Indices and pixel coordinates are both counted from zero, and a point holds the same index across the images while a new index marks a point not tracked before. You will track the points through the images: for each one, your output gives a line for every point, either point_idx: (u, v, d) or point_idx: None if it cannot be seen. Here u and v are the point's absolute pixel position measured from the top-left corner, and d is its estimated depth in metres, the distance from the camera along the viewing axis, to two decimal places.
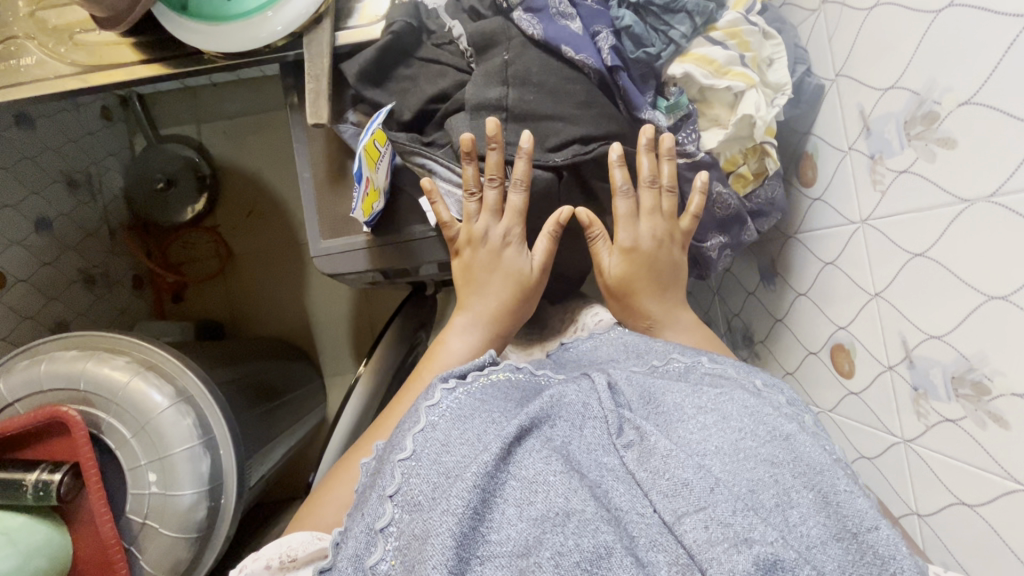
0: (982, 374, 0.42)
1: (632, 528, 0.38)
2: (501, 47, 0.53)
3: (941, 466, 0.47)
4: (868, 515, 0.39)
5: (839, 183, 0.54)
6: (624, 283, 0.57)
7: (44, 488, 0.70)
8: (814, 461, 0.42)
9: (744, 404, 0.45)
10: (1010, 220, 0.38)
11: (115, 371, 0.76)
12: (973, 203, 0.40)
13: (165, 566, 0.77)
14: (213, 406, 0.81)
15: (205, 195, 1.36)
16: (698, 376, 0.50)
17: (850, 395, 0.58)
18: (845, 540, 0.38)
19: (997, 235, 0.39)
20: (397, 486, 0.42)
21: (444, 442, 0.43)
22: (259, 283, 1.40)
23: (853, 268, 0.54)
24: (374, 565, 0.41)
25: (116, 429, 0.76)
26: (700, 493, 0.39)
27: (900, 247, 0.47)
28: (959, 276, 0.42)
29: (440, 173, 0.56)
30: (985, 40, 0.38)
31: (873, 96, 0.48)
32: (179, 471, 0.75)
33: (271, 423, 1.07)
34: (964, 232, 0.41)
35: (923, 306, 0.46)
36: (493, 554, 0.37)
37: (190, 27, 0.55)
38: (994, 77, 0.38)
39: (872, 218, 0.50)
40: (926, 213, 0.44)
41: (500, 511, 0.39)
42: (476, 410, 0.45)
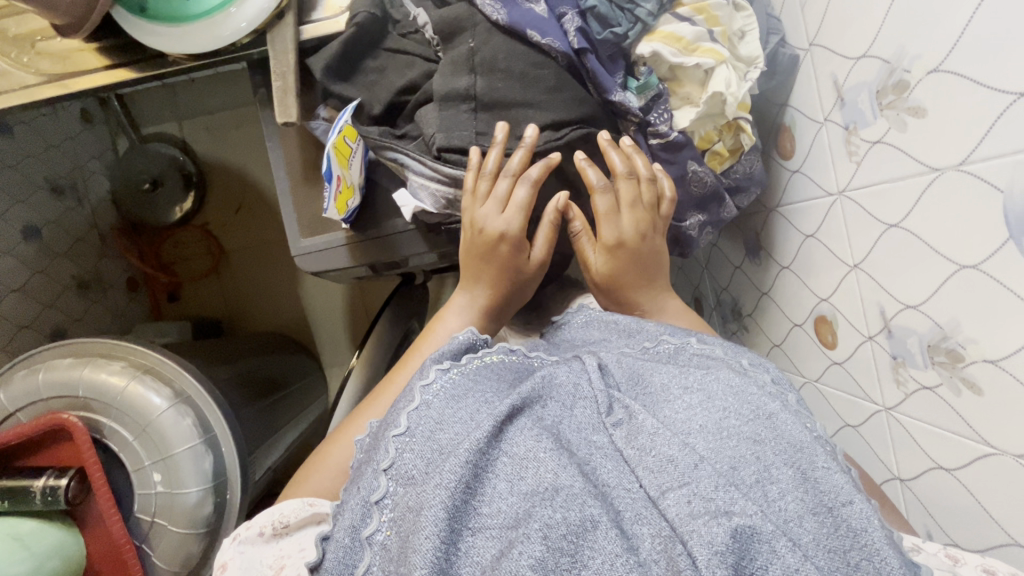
0: (956, 342, 0.42)
1: (618, 502, 0.40)
2: (467, 34, 0.51)
3: (920, 433, 0.48)
4: (844, 488, 0.40)
5: (815, 154, 0.53)
6: (611, 274, 0.58)
7: (52, 493, 0.72)
8: (795, 438, 0.43)
9: (728, 384, 0.46)
10: (980, 189, 0.38)
11: (112, 376, 0.78)
12: (943, 172, 0.40)
13: (177, 561, 0.79)
14: (213, 406, 0.82)
15: (192, 192, 1.35)
16: (687, 357, 0.51)
17: (834, 365, 0.58)
18: (820, 514, 0.39)
19: (969, 204, 0.39)
20: (391, 460, 0.44)
21: (439, 420, 0.44)
22: (253, 279, 1.40)
23: (832, 239, 0.54)
24: (370, 535, 0.43)
25: (117, 432, 0.77)
26: (685, 469, 0.40)
27: (875, 218, 0.47)
28: (932, 246, 0.42)
29: (413, 166, 0.53)
30: (949, 6, 0.37)
31: (846, 66, 0.47)
32: (184, 470, 0.77)
33: (274, 415, 1.09)
34: (936, 201, 0.41)
35: (899, 276, 0.46)
36: (484, 526, 0.39)
37: (150, 27, 0.54)
38: (960, 45, 0.37)
39: (849, 189, 0.50)
40: (901, 183, 0.44)
41: (491, 485, 0.40)
42: (469, 391, 0.46)
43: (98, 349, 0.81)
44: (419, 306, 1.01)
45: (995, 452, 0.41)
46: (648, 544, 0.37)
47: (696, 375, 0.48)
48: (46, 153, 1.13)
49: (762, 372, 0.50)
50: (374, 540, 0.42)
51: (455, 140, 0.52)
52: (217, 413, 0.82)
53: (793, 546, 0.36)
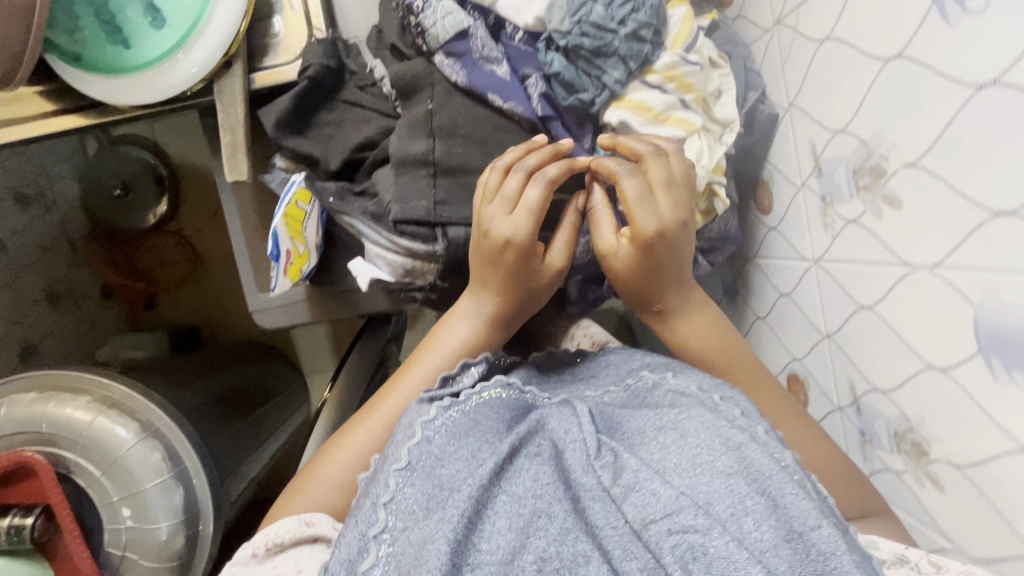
0: (921, 438, 0.42)
1: (605, 539, 0.39)
2: (425, 93, 0.50)
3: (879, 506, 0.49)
4: (812, 514, 0.39)
5: (794, 219, 0.52)
6: (636, 277, 0.51)
7: (18, 534, 0.72)
8: (761, 467, 0.41)
9: (700, 421, 0.45)
10: (949, 296, 0.37)
11: (77, 411, 0.76)
12: (917, 270, 0.39)
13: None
14: (182, 438, 0.81)
15: (166, 197, 1.31)
16: (660, 394, 0.51)
17: None
18: (792, 540, 0.38)
19: (939, 307, 0.38)
20: (391, 494, 0.43)
21: (438, 460, 0.45)
22: (231, 286, 1.38)
23: (807, 306, 0.53)
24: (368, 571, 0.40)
25: (84, 468, 0.76)
26: (671, 499, 0.39)
27: (850, 296, 0.47)
28: (904, 340, 0.42)
29: (366, 234, 0.51)
30: (934, 104, 0.36)
31: (824, 136, 0.46)
32: (152, 505, 0.76)
33: (257, 429, 1.08)
34: (906, 297, 0.41)
35: (871, 358, 0.46)
36: (482, 562, 0.38)
37: (91, 77, 0.57)
38: (937, 144, 0.36)
39: (824, 260, 0.49)
40: (876, 270, 0.43)
41: (490, 521, 0.40)
42: (471, 429, 0.47)
43: (61, 383, 0.79)
44: (395, 329, 1.00)
45: (949, 544, 0.43)
46: None
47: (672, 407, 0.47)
48: (12, 161, 1.09)
49: (732, 406, 0.48)
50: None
51: (409, 212, 0.48)
52: (187, 446, 0.81)
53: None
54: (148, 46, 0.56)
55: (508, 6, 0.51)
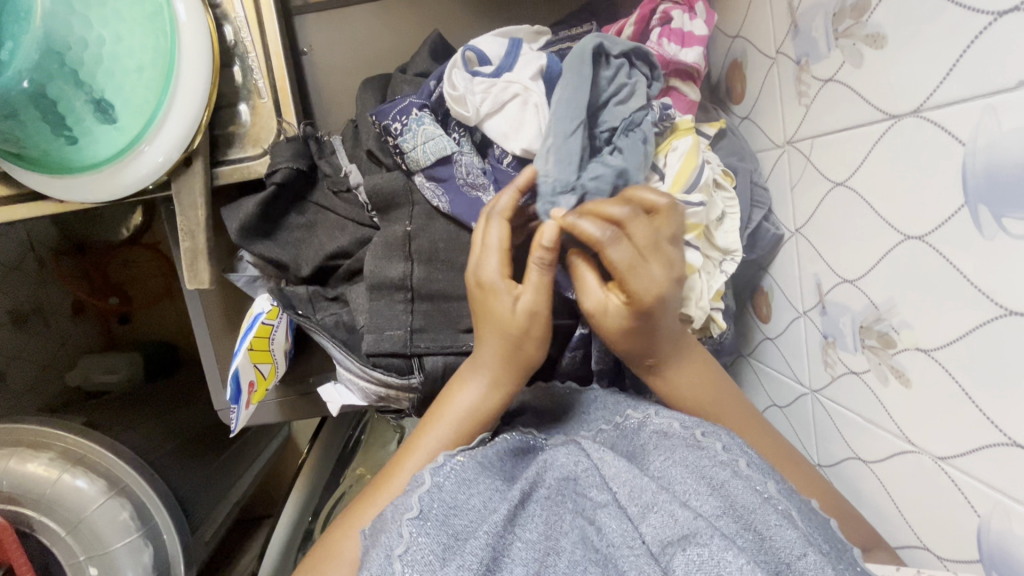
0: None
1: (622, 562, 0.40)
2: (404, 211, 0.55)
3: None
4: (794, 541, 0.40)
5: (792, 338, 0.60)
6: (629, 333, 0.50)
7: None
8: (745, 502, 0.43)
9: (685, 462, 0.46)
10: (946, 487, 0.43)
11: (39, 469, 0.73)
12: (919, 453, 0.45)
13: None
14: (152, 494, 0.79)
15: (141, 211, 1.24)
16: (646, 436, 0.51)
17: None
18: (780, 572, 0.38)
19: (930, 490, 0.44)
20: (406, 546, 0.41)
21: (449, 508, 0.44)
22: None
23: (802, 430, 0.61)
24: None
25: (49, 527, 0.73)
26: (685, 522, 0.41)
27: (849, 446, 0.53)
28: (900, 515, 0.48)
29: (338, 358, 0.57)
30: (961, 307, 0.40)
31: (833, 279, 0.53)
32: (120, 566, 0.74)
33: (237, 460, 1.08)
34: (903, 469, 0.47)
35: (867, 518, 0.53)
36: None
37: (38, 174, 0.59)
38: (956, 344, 0.40)
39: (822, 393, 0.56)
40: (877, 432, 0.50)
41: (510, 573, 0.40)
42: (479, 475, 0.47)
43: (23, 437, 0.75)
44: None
45: None
46: None
47: (660, 450, 0.48)
48: None
49: (716, 441, 0.49)
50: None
51: (383, 344, 0.53)
52: (157, 502, 0.79)
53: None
54: (92, 149, 0.58)
55: (497, 131, 0.54)
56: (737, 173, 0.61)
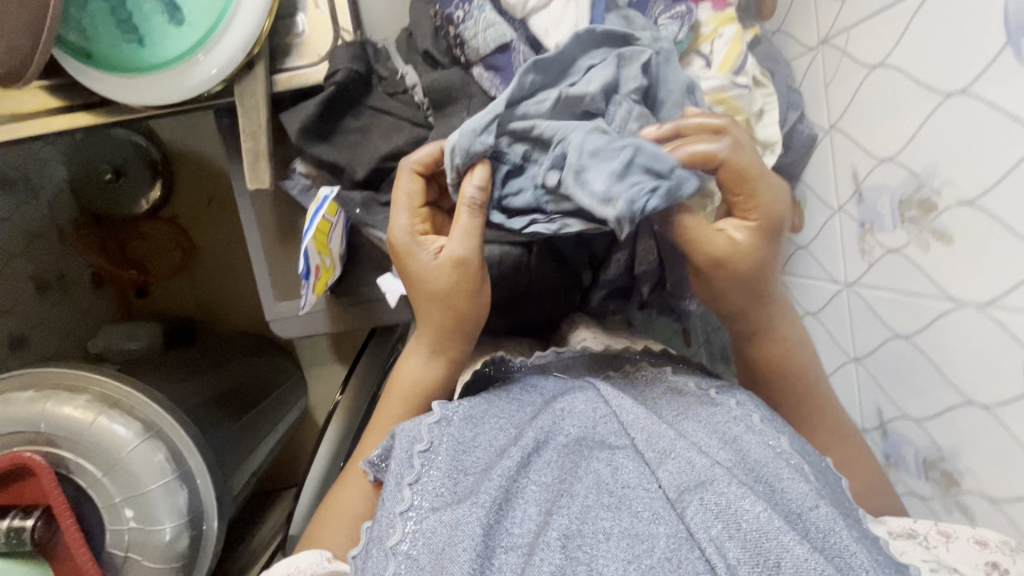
0: (953, 468, 0.52)
1: (637, 502, 0.46)
2: (462, 104, 0.59)
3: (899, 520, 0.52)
4: (806, 494, 0.46)
5: (824, 240, 0.62)
6: (751, 261, 0.54)
7: (17, 535, 0.70)
8: (757, 458, 0.49)
9: (699, 422, 0.53)
10: (994, 329, 0.46)
11: (75, 411, 0.74)
12: (963, 305, 0.48)
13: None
14: (185, 438, 0.80)
15: (160, 183, 1.27)
16: (662, 395, 0.58)
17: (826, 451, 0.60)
18: (792, 520, 0.45)
19: (982, 341, 0.47)
20: (416, 476, 0.50)
21: (461, 451, 0.52)
22: (228, 277, 1.35)
23: (835, 325, 0.63)
24: (396, 545, 0.48)
25: (85, 470, 0.74)
26: (703, 470, 0.47)
27: (887, 325, 0.57)
28: (946, 378, 0.51)
29: (399, 246, 0.60)
30: (1008, 144, 0.43)
31: (869, 163, 0.56)
32: (157, 507, 0.75)
33: (260, 423, 1.09)
34: (945, 328, 0.50)
35: (909, 392, 0.56)
36: (514, 543, 0.45)
37: (100, 74, 0.60)
38: (997, 188, 0.44)
39: (858, 283, 0.60)
40: (918, 300, 0.53)
41: (521, 509, 0.47)
42: (486, 414, 0.56)
43: (59, 381, 0.76)
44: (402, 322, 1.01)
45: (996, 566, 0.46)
46: (665, 540, 0.43)
47: (673, 408, 0.56)
48: None
49: (729, 398, 0.57)
50: (399, 550, 0.47)
51: None
52: (191, 446, 0.80)
53: (797, 536, 0.42)
54: (163, 48, 0.60)
55: (540, 26, 0.56)
56: (774, 77, 0.64)
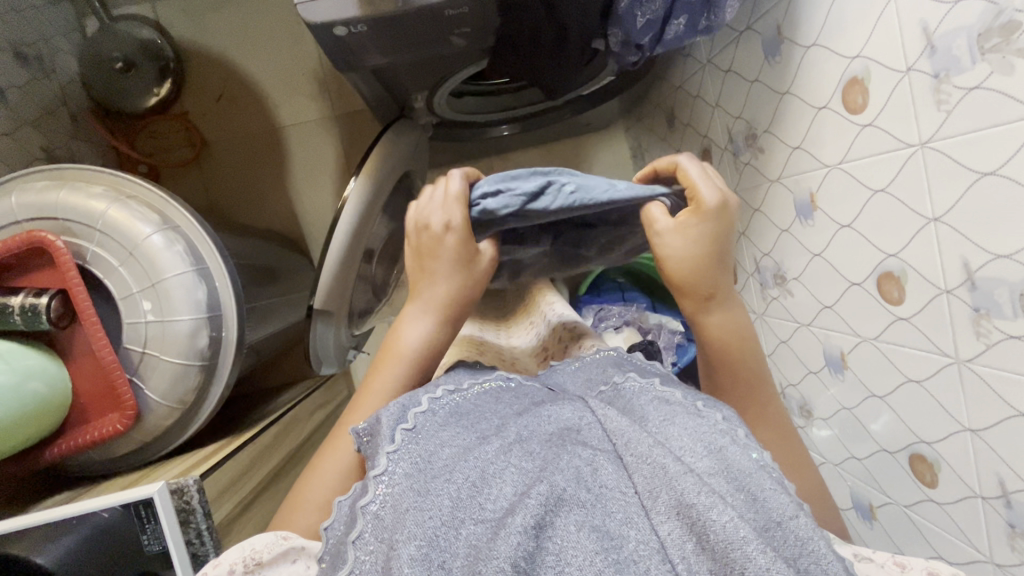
0: (989, 324, 0.59)
1: (612, 505, 0.42)
2: None
3: (996, 379, 0.60)
4: (788, 505, 0.44)
5: (896, 103, 0.64)
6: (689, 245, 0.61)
7: (33, 311, 0.71)
8: (742, 467, 0.47)
9: (685, 427, 0.50)
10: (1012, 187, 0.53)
11: (92, 200, 0.76)
12: (987, 175, 0.55)
13: (174, 397, 0.80)
14: (203, 238, 0.82)
15: (169, 80, 1.28)
16: (646, 400, 0.55)
17: (898, 320, 0.71)
18: (770, 529, 0.42)
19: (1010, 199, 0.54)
20: (396, 445, 0.49)
21: (437, 441, 0.49)
22: (238, 177, 1.35)
23: (910, 195, 0.65)
24: (364, 504, 0.47)
25: (102, 258, 0.76)
26: (675, 474, 0.43)
27: (969, 168, 0.57)
28: (978, 241, 0.58)
29: None
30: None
31: (939, 14, 0.57)
32: (175, 298, 0.76)
33: (269, 281, 1.09)
34: (998, 188, 0.55)
35: (990, 231, 0.57)
36: (484, 517, 0.42)
37: None
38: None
39: (932, 141, 0.61)
40: (995, 133, 0.54)
41: (497, 484, 0.44)
42: (472, 411, 0.54)
43: (80, 179, 0.80)
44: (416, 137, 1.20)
45: None
46: (632, 545, 0.40)
47: (661, 412, 0.53)
48: (13, 11, 1.00)
49: (715, 412, 0.53)
50: (367, 509, 0.47)
51: None
52: (209, 250, 0.82)
53: (763, 549, 0.39)
54: None
55: None
56: None
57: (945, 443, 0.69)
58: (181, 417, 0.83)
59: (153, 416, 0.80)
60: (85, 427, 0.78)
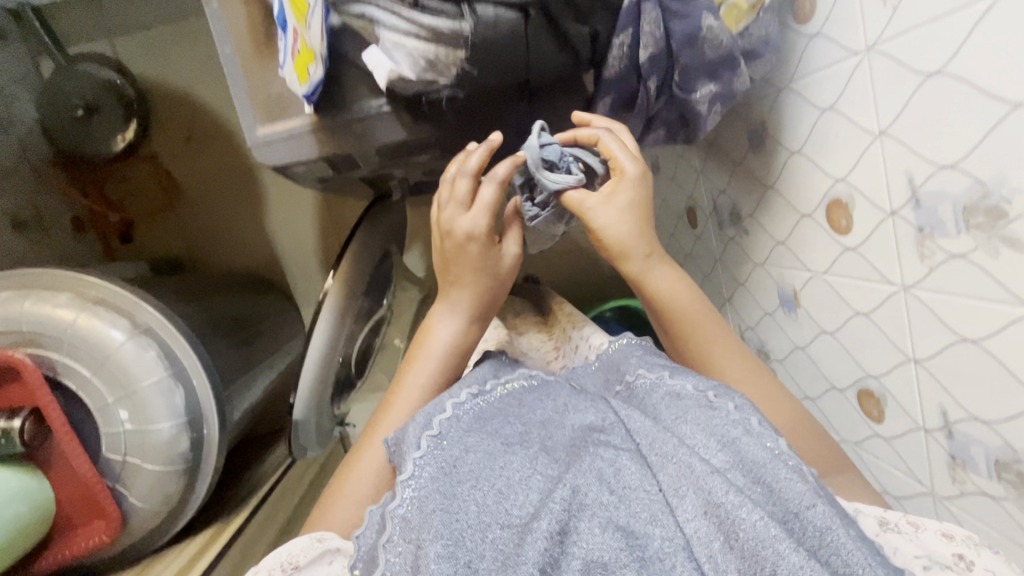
0: (933, 246, 0.45)
1: (637, 504, 0.38)
2: None
3: (949, 351, 0.46)
4: (803, 492, 0.38)
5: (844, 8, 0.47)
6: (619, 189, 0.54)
7: (6, 435, 0.66)
8: (757, 458, 0.41)
9: (701, 421, 0.44)
10: (960, 90, 0.39)
11: (58, 309, 0.70)
12: (931, 75, 0.41)
13: (155, 500, 0.74)
14: (179, 336, 0.76)
15: (135, 121, 1.23)
16: (657, 397, 0.48)
17: (816, 276, 0.62)
18: (786, 522, 0.37)
19: (949, 105, 0.40)
20: (422, 453, 0.43)
21: (464, 445, 0.43)
22: (217, 217, 1.31)
23: (855, 106, 0.49)
24: (392, 509, 0.41)
25: (74, 369, 0.70)
26: (700, 473, 0.39)
27: (911, 69, 0.42)
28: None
29: (381, 19, 0.45)
30: None
31: None
32: (151, 405, 0.71)
33: (250, 357, 1.05)
34: (919, 103, 0.42)
35: (928, 135, 0.42)
36: (510, 520, 0.38)
37: None
38: None
39: (878, 44, 0.45)
40: (944, 19, 0.39)
41: (521, 490, 0.39)
42: (495, 414, 0.47)
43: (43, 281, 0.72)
44: (390, 223, 0.85)
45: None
46: (659, 544, 0.36)
47: (670, 409, 0.46)
48: None
49: (729, 402, 0.45)
50: (395, 513, 0.41)
51: None
52: (182, 345, 0.76)
53: (796, 547, 0.35)
54: None
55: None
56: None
57: (891, 375, 0.54)
58: (166, 518, 0.77)
59: (139, 521, 0.75)
60: (67, 536, 0.72)
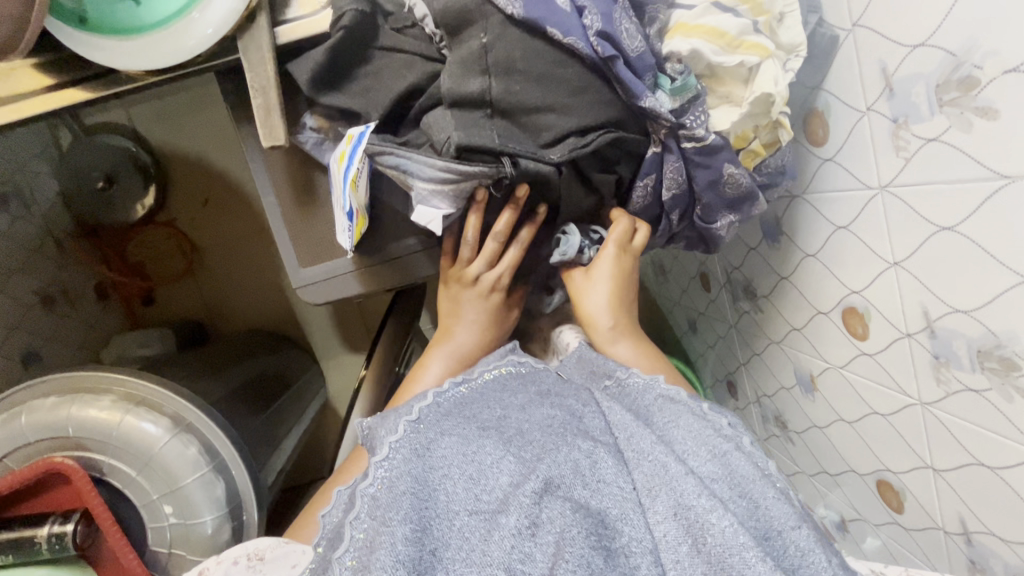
0: (951, 375, 0.47)
1: (609, 500, 0.38)
2: (478, 27, 0.45)
3: (968, 465, 0.49)
4: (788, 514, 0.38)
5: (855, 144, 0.50)
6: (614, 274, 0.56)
7: (60, 541, 0.69)
8: (744, 473, 0.40)
9: (688, 426, 0.44)
10: (973, 251, 0.42)
11: (101, 413, 0.72)
12: (945, 229, 0.44)
13: None
14: (217, 430, 0.78)
15: (153, 186, 1.26)
16: (649, 398, 0.47)
17: (831, 367, 0.64)
18: (767, 539, 0.37)
19: (964, 261, 0.43)
20: (399, 435, 0.42)
21: (439, 430, 0.43)
22: (236, 277, 1.34)
23: (869, 234, 0.51)
24: (362, 487, 0.41)
25: (119, 469, 0.73)
26: (677, 474, 0.39)
27: (926, 219, 0.45)
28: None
29: (418, 173, 0.47)
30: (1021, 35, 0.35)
31: (899, 54, 0.43)
32: (195, 500, 0.74)
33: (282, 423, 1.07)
34: (936, 249, 0.45)
35: (946, 279, 0.45)
36: (478, 508, 0.38)
37: (99, 40, 0.49)
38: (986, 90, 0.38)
39: (892, 185, 0.47)
40: (959, 186, 0.42)
41: (494, 475, 0.39)
42: (478, 398, 0.47)
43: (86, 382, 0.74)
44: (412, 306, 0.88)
45: None
46: (625, 540, 0.37)
47: (663, 410, 0.45)
48: None
49: (722, 416, 0.46)
50: (366, 491, 0.40)
51: (475, 139, 0.45)
52: (221, 438, 0.78)
53: (765, 558, 0.35)
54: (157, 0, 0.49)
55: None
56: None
57: (910, 474, 0.56)
58: None
59: None
60: None
